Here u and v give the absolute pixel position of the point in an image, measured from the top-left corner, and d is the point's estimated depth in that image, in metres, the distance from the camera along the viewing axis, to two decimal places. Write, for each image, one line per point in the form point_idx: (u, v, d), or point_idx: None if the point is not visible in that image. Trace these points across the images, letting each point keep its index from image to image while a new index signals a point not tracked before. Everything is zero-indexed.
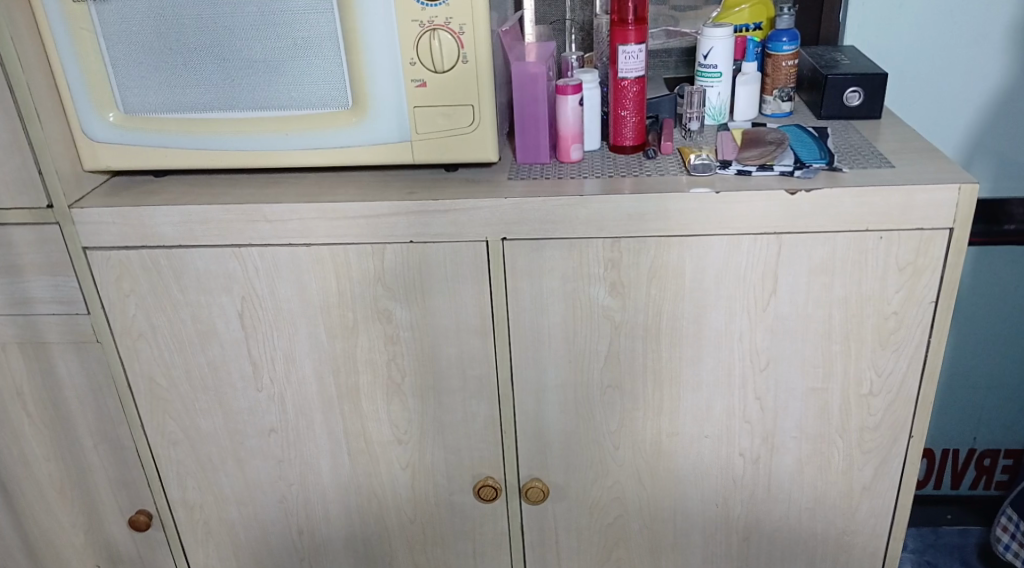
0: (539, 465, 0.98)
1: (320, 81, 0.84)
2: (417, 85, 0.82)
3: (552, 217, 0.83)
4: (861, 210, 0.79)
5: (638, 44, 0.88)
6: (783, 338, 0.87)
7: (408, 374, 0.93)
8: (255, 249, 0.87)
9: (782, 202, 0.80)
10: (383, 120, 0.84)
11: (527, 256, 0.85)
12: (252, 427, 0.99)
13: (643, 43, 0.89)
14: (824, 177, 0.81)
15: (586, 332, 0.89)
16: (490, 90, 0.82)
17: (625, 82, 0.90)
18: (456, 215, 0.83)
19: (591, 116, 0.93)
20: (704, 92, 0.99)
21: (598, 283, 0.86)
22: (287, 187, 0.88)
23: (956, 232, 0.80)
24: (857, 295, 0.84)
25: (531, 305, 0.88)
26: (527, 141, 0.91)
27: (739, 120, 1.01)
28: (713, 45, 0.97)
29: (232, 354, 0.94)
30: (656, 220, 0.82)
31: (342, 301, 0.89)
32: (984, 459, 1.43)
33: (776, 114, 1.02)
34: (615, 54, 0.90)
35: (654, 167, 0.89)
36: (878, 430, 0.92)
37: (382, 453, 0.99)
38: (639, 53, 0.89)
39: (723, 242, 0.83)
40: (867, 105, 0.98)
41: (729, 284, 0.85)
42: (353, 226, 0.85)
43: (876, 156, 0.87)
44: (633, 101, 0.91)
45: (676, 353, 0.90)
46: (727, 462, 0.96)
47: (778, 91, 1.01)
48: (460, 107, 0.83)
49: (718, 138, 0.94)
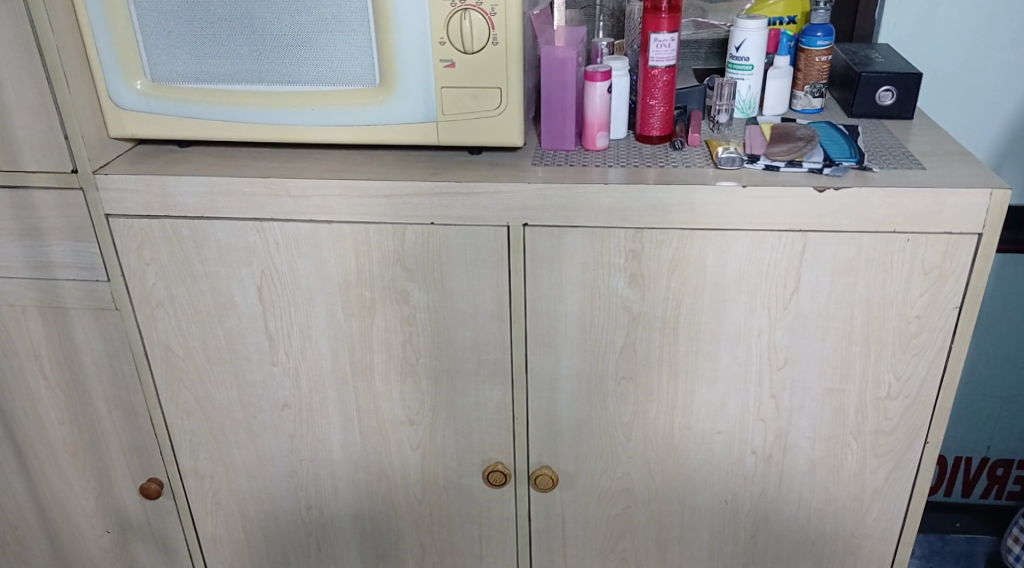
0: (549, 452, 0.98)
1: (347, 57, 0.83)
2: (446, 65, 0.81)
3: (575, 205, 0.82)
4: (889, 210, 0.78)
5: (671, 33, 0.87)
6: (802, 337, 0.87)
7: (423, 355, 0.93)
8: (276, 223, 0.87)
9: (809, 200, 0.79)
10: (409, 100, 0.84)
11: (547, 242, 0.84)
12: (265, 401, 0.99)
13: (675, 31, 0.88)
14: (853, 176, 0.80)
15: (603, 322, 0.89)
16: (518, 73, 0.81)
17: (655, 71, 0.89)
18: (478, 198, 0.83)
19: (619, 104, 0.92)
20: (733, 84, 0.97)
21: (618, 273, 0.85)
22: (311, 162, 0.88)
23: (985, 238, 0.78)
24: (880, 298, 0.83)
25: (549, 292, 0.88)
26: (553, 127, 0.90)
27: (768, 114, 0.99)
28: (746, 36, 0.95)
29: (249, 327, 0.94)
30: (679, 212, 0.81)
31: (361, 279, 0.89)
32: (997, 469, 1.42)
33: (806, 110, 1.00)
34: (647, 42, 0.88)
35: (679, 158, 0.88)
36: (894, 433, 0.91)
37: (393, 433, 0.99)
38: (671, 41, 0.88)
39: (746, 238, 0.82)
40: (900, 104, 0.97)
41: (751, 280, 0.84)
42: (375, 205, 0.84)
43: (908, 156, 0.86)
44: (662, 90, 0.90)
45: (693, 347, 0.89)
46: (739, 458, 0.96)
47: (810, 87, 0.99)
48: (488, 89, 0.82)
49: (748, 132, 0.92)
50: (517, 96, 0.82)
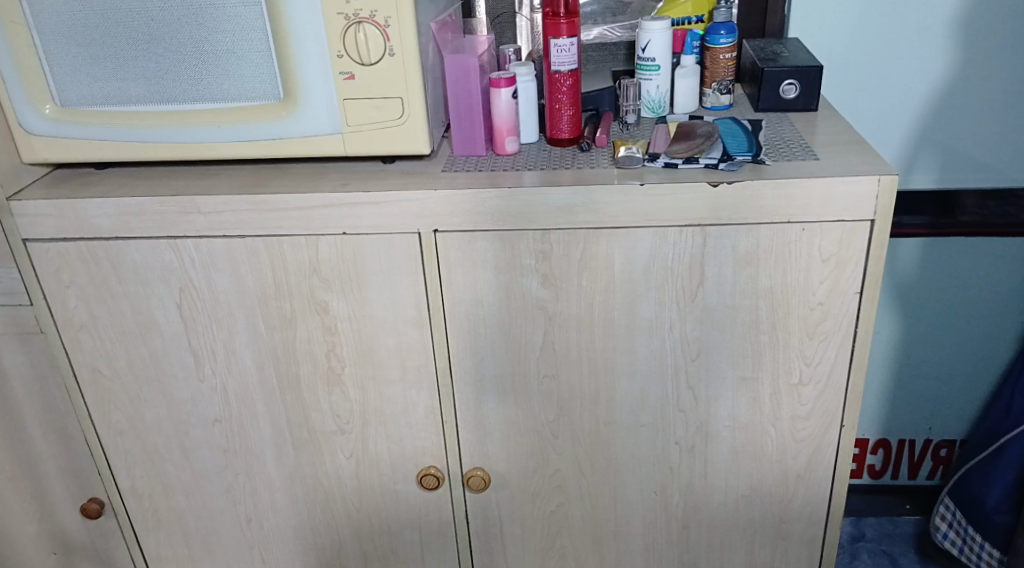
0: (480, 454, 1.00)
1: (251, 73, 0.84)
2: (345, 77, 0.82)
3: (482, 210, 0.84)
4: (783, 202, 0.81)
5: (571, 36, 0.89)
6: (712, 329, 0.89)
7: (348, 364, 0.95)
8: (190, 241, 0.88)
9: (704, 195, 0.81)
10: (313, 113, 0.85)
11: (459, 248, 0.86)
12: (196, 417, 1.00)
13: (574, 36, 0.90)
14: (748, 170, 0.83)
15: (520, 323, 0.91)
16: (420, 84, 0.83)
17: (558, 75, 0.91)
18: (387, 207, 0.84)
19: (528, 109, 0.93)
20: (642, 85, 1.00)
21: (531, 275, 0.88)
22: (223, 179, 0.89)
23: (877, 225, 0.81)
24: (782, 287, 0.86)
25: (465, 296, 0.89)
26: (463, 133, 0.92)
27: (679, 112, 1.03)
28: (651, 38, 0.98)
29: (173, 345, 0.95)
30: (583, 212, 0.83)
31: (279, 292, 0.90)
32: (940, 449, 1.45)
33: (715, 106, 1.03)
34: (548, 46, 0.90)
35: (585, 160, 0.90)
36: (810, 417, 0.94)
37: (325, 443, 1.00)
38: (570, 46, 0.90)
39: (650, 235, 0.84)
40: (803, 97, 0.99)
41: (658, 276, 0.87)
42: (286, 218, 0.86)
43: (804, 148, 0.88)
44: (568, 93, 0.92)
45: (610, 342, 0.92)
46: (664, 449, 0.98)
47: (717, 84, 1.02)
48: (389, 99, 0.83)
49: (654, 133, 0.94)
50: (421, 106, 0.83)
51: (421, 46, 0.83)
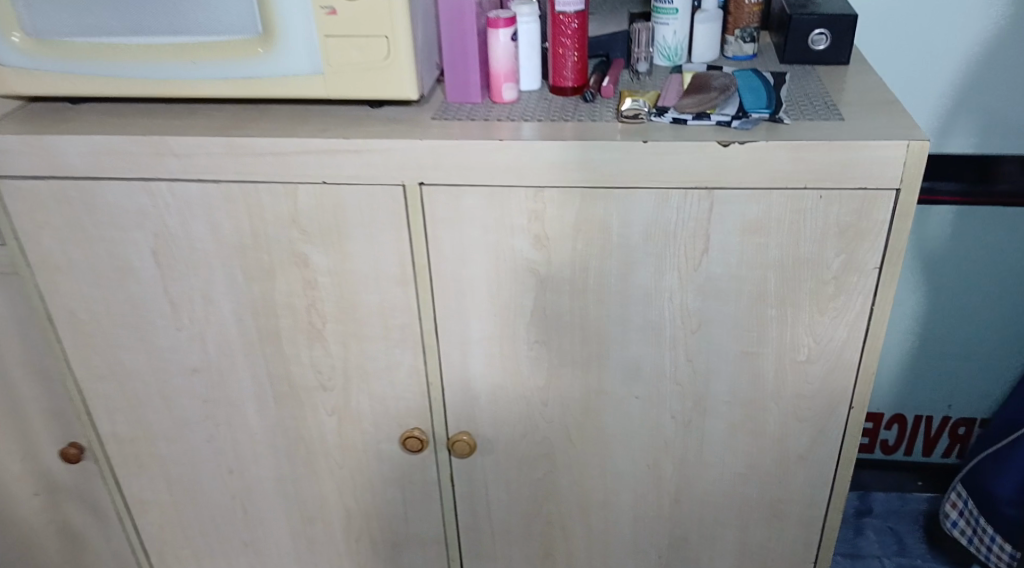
0: (466, 417, 0.96)
1: (228, 6, 0.78)
2: (326, 12, 0.75)
3: (470, 163, 0.78)
4: (799, 166, 0.73)
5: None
6: (713, 301, 0.83)
7: (329, 319, 0.90)
8: (163, 184, 0.83)
9: (712, 156, 0.74)
10: (293, 51, 0.79)
11: (445, 202, 0.80)
12: (175, 366, 0.97)
13: None
14: (762, 129, 0.75)
15: (511, 285, 0.85)
16: (407, 23, 0.75)
17: (563, 16, 0.83)
18: (368, 156, 0.79)
19: (528, 53, 0.86)
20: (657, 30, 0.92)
21: (522, 234, 0.81)
22: (200, 119, 0.84)
23: (902, 195, 0.74)
24: (793, 258, 0.79)
25: (453, 254, 0.84)
26: (457, 78, 0.85)
27: (697, 61, 0.94)
28: None
29: (150, 292, 0.91)
30: (579, 169, 0.77)
31: (257, 242, 0.85)
32: (958, 428, 1.38)
33: (737, 56, 0.95)
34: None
35: (586, 111, 0.83)
36: (814, 398, 0.88)
37: (306, 398, 0.97)
38: None
39: (651, 196, 0.77)
40: (834, 49, 0.90)
41: (659, 240, 0.80)
42: (262, 164, 0.80)
43: (828, 106, 0.80)
44: (573, 37, 0.84)
45: (605, 310, 0.85)
46: (658, 423, 0.93)
47: (740, 31, 0.93)
48: (373, 39, 0.76)
49: (667, 84, 0.86)
50: (408, 48, 0.76)
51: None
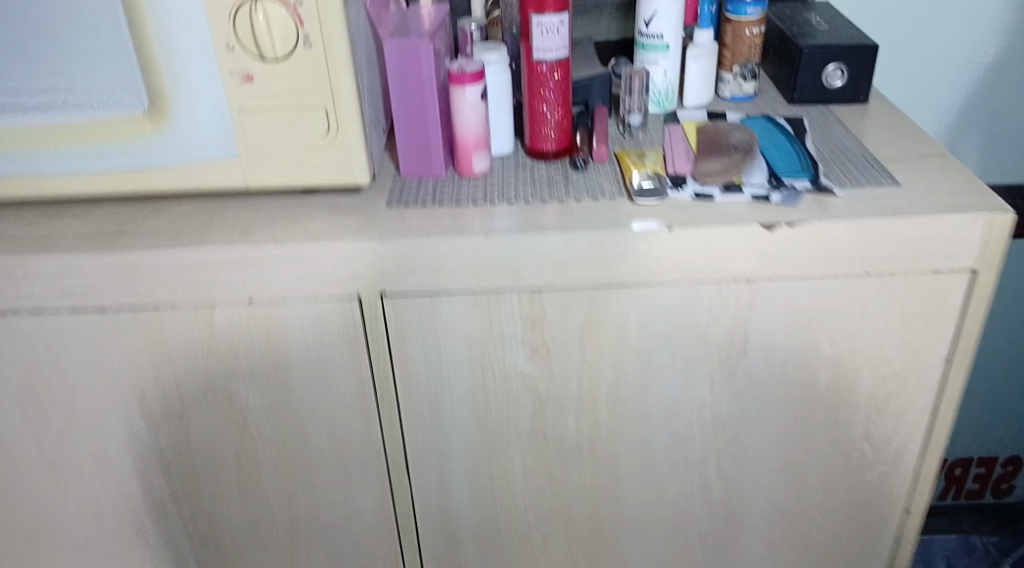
0: (447, 561, 0.77)
1: (93, 72, 0.56)
2: (240, 79, 0.56)
3: (448, 266, 0.60)
4: (859, 248, 0.59)
5: (562, 13, 0.64)
6: (752, 406, 0.67)
7: (265, 465, 0.70)
8: (23, 315, 0.61)
9: (756, 242, 0.59)
10: (195, 131, 0.58)
11: (417, 315, 0.62)
12: (61, 534, 0.74)
13: (564, 12, 0.64)
14: (809, 204, 0.60)
15: (501, 405, 0.67)
16: (352, 85, 0.56)
17: (542, 67, 0.66)
18: (312, 263, 0.60)
19: (501, 109, 0.69)
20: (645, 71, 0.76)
21: (516, 345, 0.64)
22: (71, 223, 0.62)
23: (980, 275, 0.61)
24: (848, 351, 0.65)
25: (427, 375, 0.65)
26: (414, 149, 0.67)
27: (690, 106, 0.79)
28: (657, 8, 0.74)
29: (18, 450, 0.68)
30: (588, 267, 0.60)
31: (161, 379, 0.65)
32: (955, 469, 1.28)
33: (736, 97, 0.80)
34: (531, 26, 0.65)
35: (582, 183, 0.66)
36: (865, 501, 0.74)
37: (241, 559, 0.76)
38: (559, 26, 0.64)
39: (677, 292, 0.61)
40: (851, 86, 0.77)
41: (688, 343, 0.64)
42: (165, 281, 0.60)
43: (870, 163, 0.66)
44: (555, 90, 0.67)
45: (619, 427, 0.69)
46: (683, 547, 0.77)
47: (740, 67, 0.78)
48: (308, 111, 0.57)
49: (671, 144, 0.70)
50: (355, 117, 0.57)
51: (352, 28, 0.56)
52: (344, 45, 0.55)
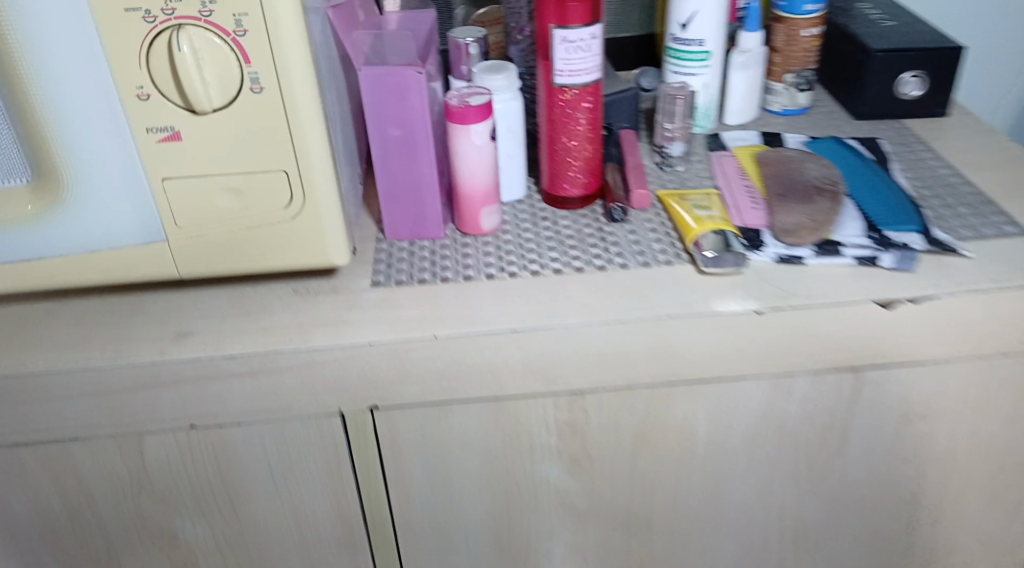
0: None
1: None
2: (162, 137, 0.40)
3: (457, 369, 0.45)
4: (994, 322, 0.46)
5: (592, 27, 0.48)
6: (843, 511, 0.54)
7: None
8: None
9: (863, 323, 0.45)
10: (100, 206, 0.42)
11: (416, 432, 0.47)
12: None
13: (595, 24, 0.49)
14: (928, 268, 0.46)
15: (527, 527, 0.52)
16: (321, 137, 0.41)
17: (567, 95, 0.51)
18: (270, 377, 0.44)
19: (509, 145, 0.55)
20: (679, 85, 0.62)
21: (549, 459, 0.49)
22: None
23: None
24: (968, 445, 0.51)
25: (430, 500, 0.50)
26: (403, 206, 0.52)
27: (731, 123, 0.65)
28: (696, 8, 0.59)
29: None
30: (644, 360, 0.45)
31: (78, 522, 0.49)
32: None
33: (787, 111, 0.66)
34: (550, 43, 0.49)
35: (624, 242, 0.52)
36: None
37: None
38: (589, 43, 0.49)
39: (763, 387, 0.47)
40: (930, 96, 0.63)
41: (771, 444, 0.50)
42: (68, 408, 0.44)
43: (982, 200, 0.53)
44: (582, 123, 0.52)
45: (678, 540, 0.54)
46: None
47: (794, 76, 0.64)
48: (260, 175, 0.41)
49: (728, 184, 0.56)
50: (326, 178, 0.42)
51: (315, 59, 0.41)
52: (304, 84, 0.39)
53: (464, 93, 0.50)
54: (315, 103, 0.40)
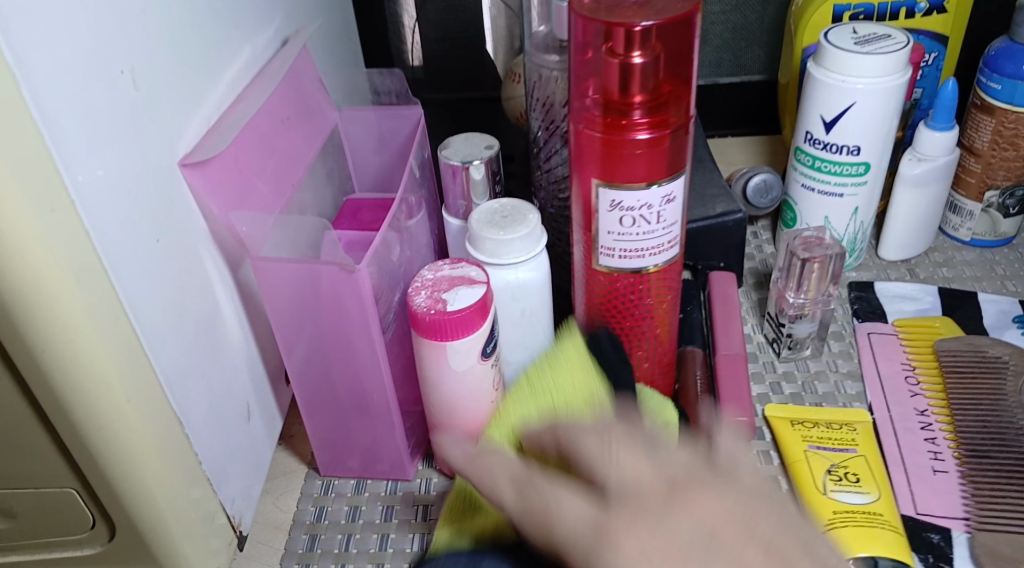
0: None
1: None
2: None
3: None
4: None
5: (660, 187, 0.27)
6: None
7: None
8: None
9: None
10: None
11: None
12: None
13: (671, 180, 0.27)
14: None
15: None
16: (140, 434, 0.22)
17: (616, 282, 0.30)
18: None
19: (526, 337, 0.34)
20: (810, 205, 0.40)
21: None
22: None
23: None
24: None
25: None
26: (348, 436, 0.33)
27: (891, 256, 0.42)
28: (853, 100, 0.36)
29: None
30: None
31: None
32: None
33: (979, 239, 0.42)
34: (589, 207, 0.29)
35: None
36: None
37: None
38: (662, 210, 0.28)
39: None
40: None
41: None
42: None
43: None
44: (639, 320, 0.32)
45: None
46: None
47: (994, 194, 0.41)
48: (33, 497, 0.24)
49: (889, 409, 0.34)
50: (158, 499, 0.24)
51: (130, 302, 0.22)
52: (98, 373, 0.21)
53: (441, 281, 0.31)
54: (123, 392, 0.22)
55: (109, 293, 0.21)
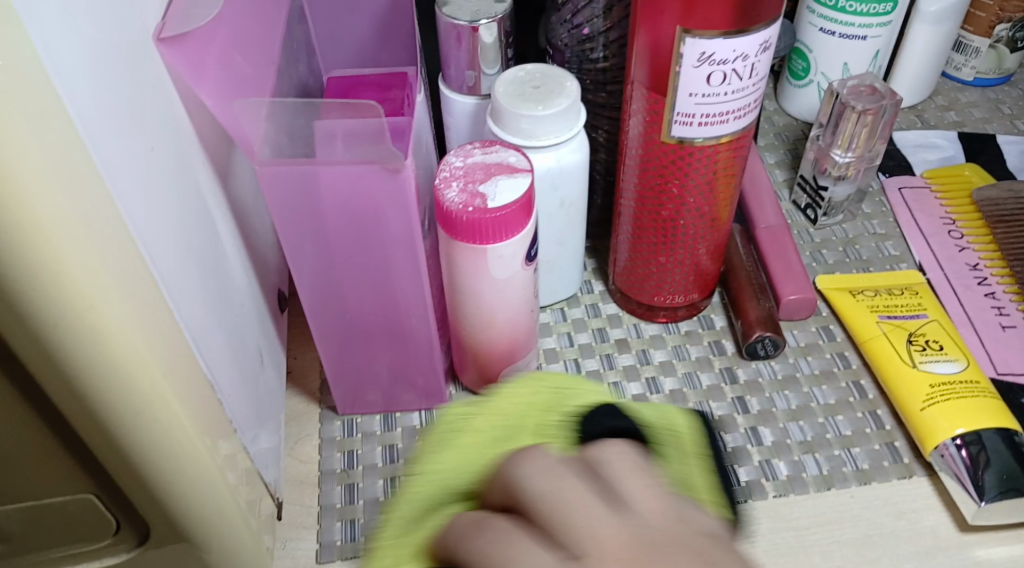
0: None
1: None
2: None
3: None
4: None
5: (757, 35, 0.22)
6: None
7: None
8: None
9: None
10: None
11: None
12: None
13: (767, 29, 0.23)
14: None
15: None
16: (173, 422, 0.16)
17: (688, 154, 0.26)
18: None
19: (560, 229, 0.29)
20: (827, 53, 0.36)
21: None
22: None
23: None
24: None
25: None
26: (368, 373, 0.27)
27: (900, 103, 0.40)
28: None
29: None
30: None
31: None
32: None
33: (980, 80, 0.40)
34: (664, 65, 0.24)
35: (784, 409, 0.28)
36: None
37: None
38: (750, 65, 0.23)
39: None
40: None
41: None
42: None
43: None
44: (705, 199, 0.27)
45: None
46: None
47: (1003, 29, 0.38)
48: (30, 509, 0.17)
49: (942, 268, 0.32)
50: (205, 496, 0.18)
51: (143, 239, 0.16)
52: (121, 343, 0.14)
53: (475, 170, 0.24)
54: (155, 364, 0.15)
55: (121, 234, 0.15)
